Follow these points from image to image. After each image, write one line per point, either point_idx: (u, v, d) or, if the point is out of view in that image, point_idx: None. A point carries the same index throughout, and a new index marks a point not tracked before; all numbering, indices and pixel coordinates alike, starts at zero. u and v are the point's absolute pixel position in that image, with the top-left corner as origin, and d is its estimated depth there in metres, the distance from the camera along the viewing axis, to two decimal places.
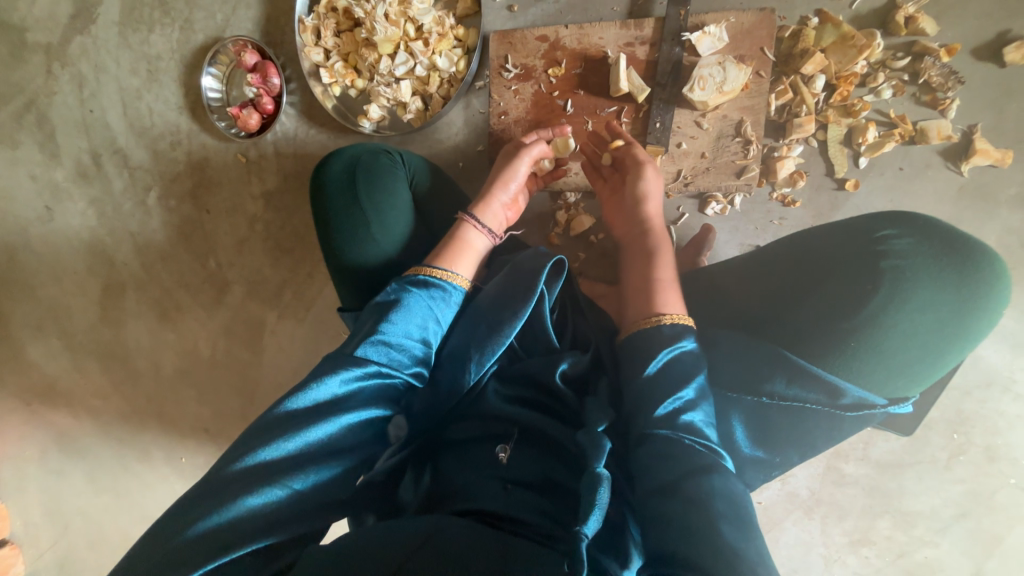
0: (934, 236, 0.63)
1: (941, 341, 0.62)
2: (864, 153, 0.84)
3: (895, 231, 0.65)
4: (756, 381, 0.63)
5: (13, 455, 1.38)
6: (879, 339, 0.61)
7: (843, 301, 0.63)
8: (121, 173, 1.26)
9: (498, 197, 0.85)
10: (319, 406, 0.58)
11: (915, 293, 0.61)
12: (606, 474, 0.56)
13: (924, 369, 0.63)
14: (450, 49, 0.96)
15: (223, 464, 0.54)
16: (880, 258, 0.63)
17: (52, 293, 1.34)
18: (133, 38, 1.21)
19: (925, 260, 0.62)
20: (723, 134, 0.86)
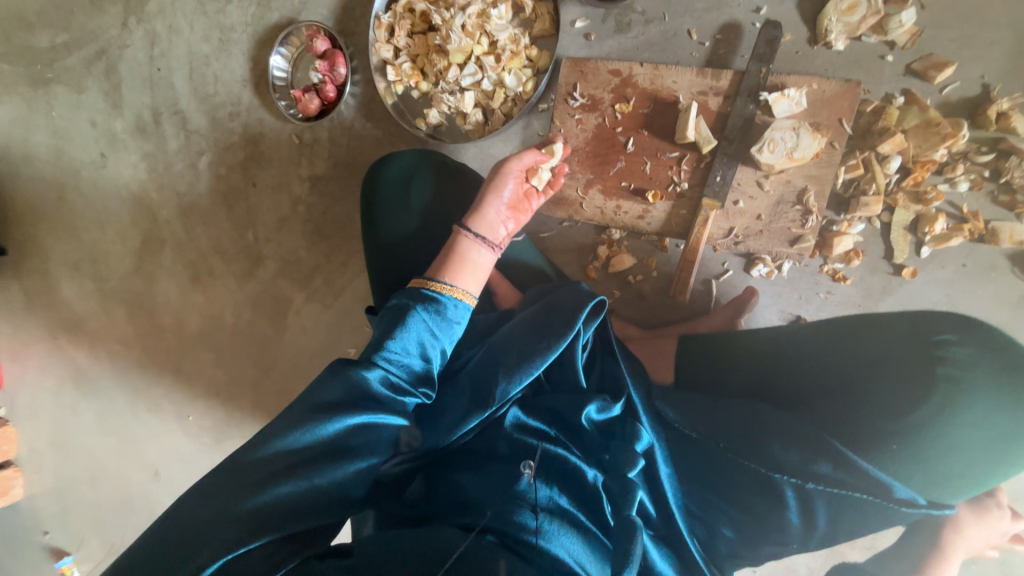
0: (995, 354, 0.64)
1: (973, 454, 0.63)
2: (928, 243, 0.81)
3: (955, 337, 0.66)
4: (804, 469, 0.60)
5: (31, 383, 1.43)
6: (923, 444, 0.62)
7: (893, 401, 0.63)
8: (177, 133, 1.29)
9: (491, 204, 0.82)
10: (341, 401, 0.59)
11: (962, 404, 0.62)
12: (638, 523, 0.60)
13: (952, 480, 0.63)
14: (520, 68, 0.95)
15: (249, 447, 0.55)
16: (937, 364, 0.63)
17: (94, 237, 1.38)
18: (210, 5, 1.22)
19: (977, 374, 0.62)
20: (783, 199, 0.84)
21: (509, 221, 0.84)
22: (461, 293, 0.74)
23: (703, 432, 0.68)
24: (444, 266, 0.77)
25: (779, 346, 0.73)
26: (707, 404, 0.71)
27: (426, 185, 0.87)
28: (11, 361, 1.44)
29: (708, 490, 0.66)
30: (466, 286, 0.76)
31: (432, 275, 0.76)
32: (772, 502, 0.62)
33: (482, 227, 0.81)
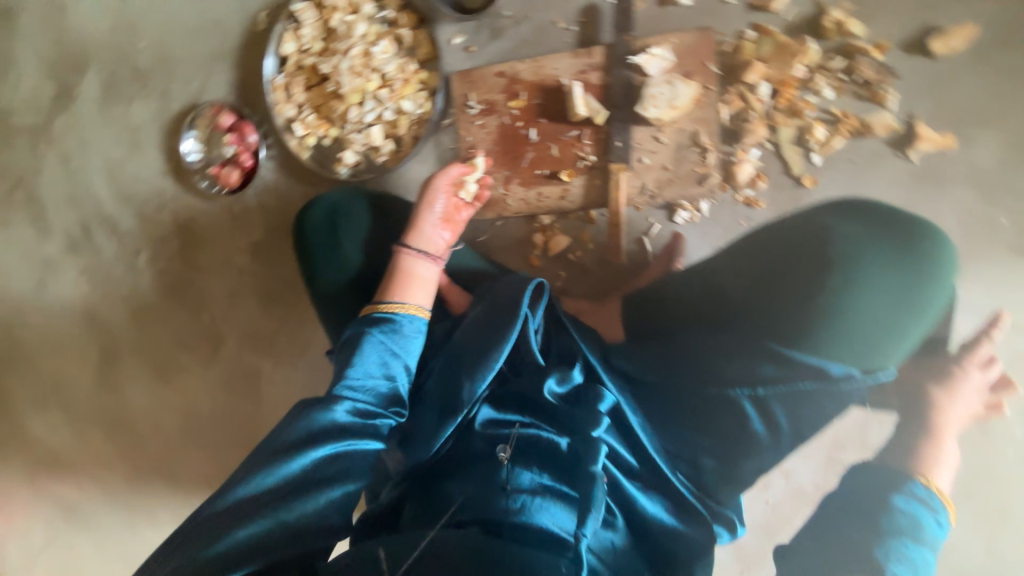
0: (873, 221, 0.72)
1: (894, 316, 0.68)
2: (816, 150, 0.88)
3: (840, 222, 0.73)
4: (748, 378, 0.66)
5: (19, 531, 1.37)
6: (844, 317, 0.67)
7: (804, 290, 0.69)
8: (111, 239, 1.29)
9: (425, 220, 0.88)
10: (304, 436, 0.61)
11: (865, 274, 0.68)
12: (601, 475, 0.62)
13: (887, 340, 0.68)
14: (415, 93, 1.01)
15: (213, 498, 0.56)
16: (831, 248, 0.70)
17: (50, 364, 1.35)
18: (114, 111, 1.25)
19: (868, 244, 0.69)
20: (681, 145, 0.90)
21: (445, 231, 0.90)
22: (417, 309, 0.80)
23: (658, 373, 0.72)
24: (390, 285, 0.82)
25: (710, 283, 0.78)
26: (656, 348, 0.75)
27: (354, 219, 0.90)
28: None
29: (681, 428, 0.69)
30: (417, 300, 0.81)
31: (381, 296, 0.81)
32: (737, 417, 0.66)
33: (420, 241, 0.86)
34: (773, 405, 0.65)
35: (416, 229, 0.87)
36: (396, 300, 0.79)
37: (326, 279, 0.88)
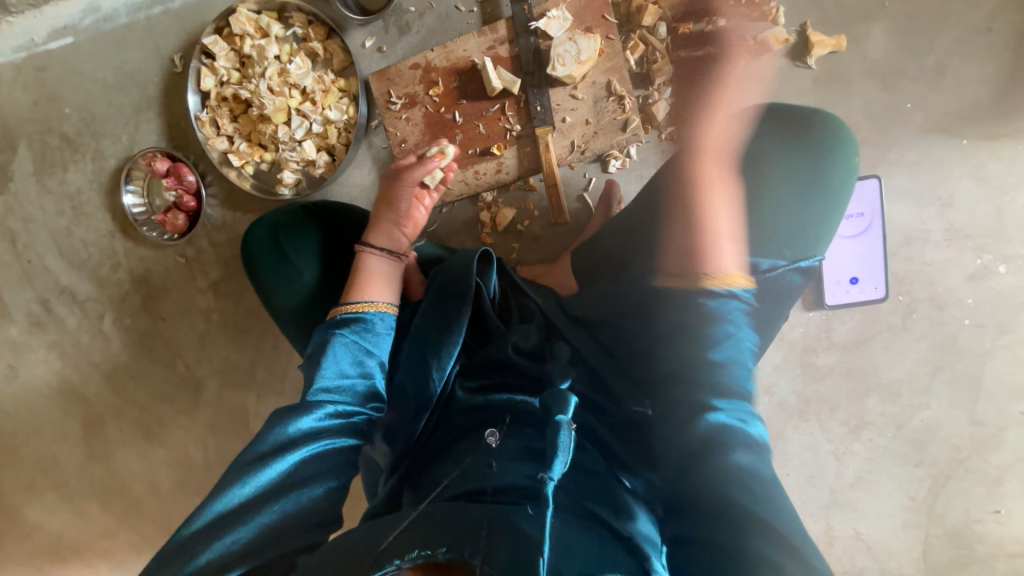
0: (774, 119, 0.71)
1: (809, 205, 0.68)
2: (723, 76, 0.92)
3: (748, 125, 0.72)
4: (642, 287, 0.66)
5: None
6: (759, 216, 0.67)
7: (723, 196, 0.68)
8: (72, 310, 1.28)
9: (391, 217, 0.85)
10: (276, 446, 0.58)
11: (771, 171, 0.68)
12: (564, 421, 0.58)
13: (803, 231, 0.68)
14: (337, 101, 1.04)
15: (185, 521, 0.53)
16: (738, 152, 0.70)
17: (34, 448, 1.31)
18: (50, 182, 1.26)
19: (768, 143, 0.69)
20: (598, 98, 0.93)
21: (409, 226, 0.87)
22: (388, 308, 0.76)
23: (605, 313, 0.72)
24: (353, 287, 0.78)
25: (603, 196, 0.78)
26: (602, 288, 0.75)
27: (299, 232, 0.89)
28: None
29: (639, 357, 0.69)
30: (386, 299, 0.78)
31: (346, 297, 0.77)
32: None
33: (383, 240, 0.84)
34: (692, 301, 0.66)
35: (376, 228, 0.85)
36: (356, 300, 0.75)
37: (281, 297, 0.87)
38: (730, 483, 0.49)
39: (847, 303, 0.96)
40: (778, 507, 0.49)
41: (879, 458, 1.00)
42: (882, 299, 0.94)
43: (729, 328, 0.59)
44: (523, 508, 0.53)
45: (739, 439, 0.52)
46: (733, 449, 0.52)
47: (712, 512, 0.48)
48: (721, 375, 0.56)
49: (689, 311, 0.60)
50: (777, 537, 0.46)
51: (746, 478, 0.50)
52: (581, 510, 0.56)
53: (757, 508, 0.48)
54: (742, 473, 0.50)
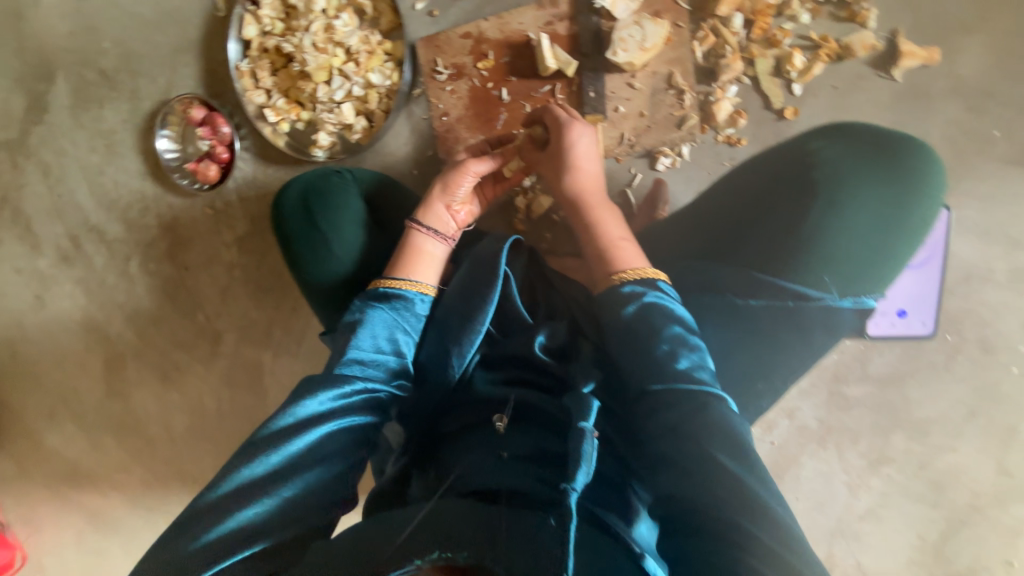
0: (859, 140, 0.64)
1: (887, 237, 0.60)
2: (796, 80, 0.87)
3: (824, 141, 0.65)
4: (615, 304, 0.64)
5: (50, 544, 1.35)
6: (829, 245, 0.60)
7: (787, 220, 0.63)
8: (99, 249, 1.28)
9: (438, 198, 0.83)
10: (299, 420, 0.58)
11: (847, 196, 0.61)
12: (589, 429, 0.56)
13: (878, 266, 0.60)
14: (382, 64, 1.00)
15: (209, 487, 0.53)
16: (811, 170, 0.63)
17: (56, 377, 1.33)
18: (85, 117, 1.25)
19: (852, 164, 0.62)
20: (656, 89, 0.88)
21: (459, 212, 0.85)
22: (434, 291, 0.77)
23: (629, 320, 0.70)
24: (399, 262, 0.78)
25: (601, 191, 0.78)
26: None
27: (330, 198, 0.87)
28: (24, 528, 1.35)
29: None
30: (431, 280, 0.78)
31: (389, 272, 0.77)
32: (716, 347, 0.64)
33: (434, 221, 0.82)
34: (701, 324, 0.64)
35: (427, 207, 0.83)
36: (401, 277, 0.75)
37: (311, 265, 0.84)
38: (731, 504, 0.49)
39: (892, 335, 0.91)
40: (757, 506, 0.49)
41: (895, 494, 0.97)
42: (928, 336, 0.91)
43: (672, 344, 0.60)
44: (543, 519, 0.46)
45: (701, 445, 0.53)
46: (698, 456, 0.52)
47: (689, 527, 0.49)
48: (673, 387, 0.57)
49: (634, 330, 0.61)
50: (756, 542, 0.46)
51: (716, 484, 0.50)
52: (590, 514, 0.52)
53: (730, 513, 0.48)
54: (711, 479, 0.50)
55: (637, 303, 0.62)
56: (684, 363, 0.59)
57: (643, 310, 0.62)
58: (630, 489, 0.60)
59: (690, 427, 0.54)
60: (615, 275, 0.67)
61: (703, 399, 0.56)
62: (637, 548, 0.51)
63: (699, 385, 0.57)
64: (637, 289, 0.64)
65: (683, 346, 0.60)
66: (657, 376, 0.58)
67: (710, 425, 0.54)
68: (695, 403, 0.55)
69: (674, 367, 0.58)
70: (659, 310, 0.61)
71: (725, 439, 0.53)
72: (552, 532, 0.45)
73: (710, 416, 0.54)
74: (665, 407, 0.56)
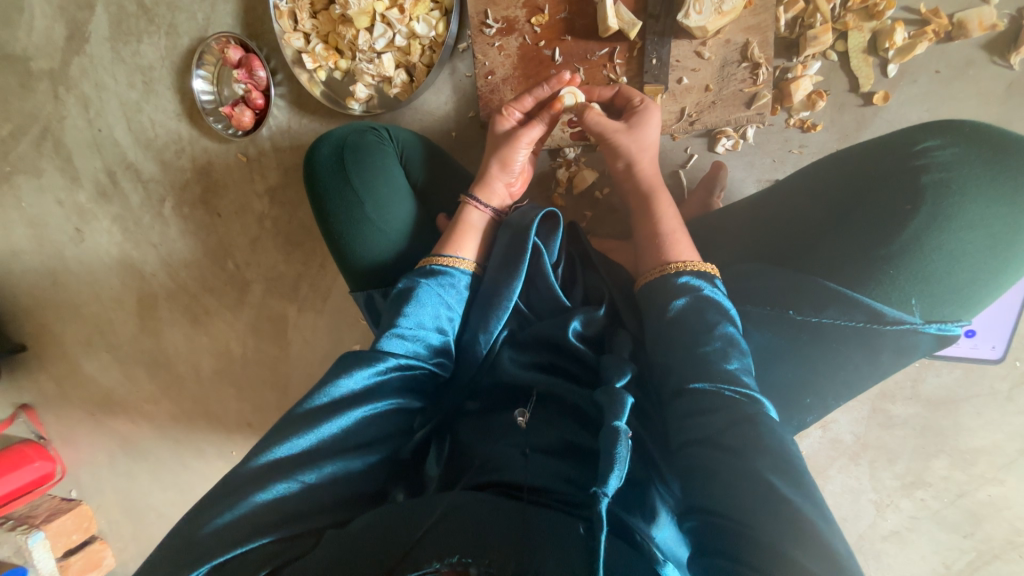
0: (984, 144, 0.55)
1: (992, 261, 0.54)
2: (893, 59, 0.78)
3: (938, 141, 0.57)
4: (665, 294, 0.60)
5: (87, 461, 1.43)
6: (921, 262, 0.54)
7: (877, 227, 0.56)
8: (136, 188, 1.28)
9: (498, 176, 0.80)
10: (333, 401, 0.57)
11: (959, 208, 0.54)
12: (623, 430, 0.53)
13: (971, 291, 0.54)
14: (427, 13, 0.92)
15: (240, 462, 0.53)
16: (921, 173, 0.55)
17: (94, 309, 1.37)
18: (125, 51, 1.22)
19: (972, 172, 0.54)
20: (727, 61, 0.80)
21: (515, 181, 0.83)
22: (476, 268, 0.75)
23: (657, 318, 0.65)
24: (447, 240, 0.76)
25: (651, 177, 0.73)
26: None
27: (360, 154, 0.83)
28: (64, 446, 1.44)
29: None
30: (474, 256, 0.76)
31: (438, 250, 0.75)
32: (767, 356, 0.59)
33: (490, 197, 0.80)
34: (746, 332, 0.60)
35: (482, 183, 0.81)
36: (446, 254, 0.74)
37: (343, 231, 0.81)
38: (782, 533, 0.43)
39: (954, 356, 0.84)
40: (812, 538, 0.43)
41: (924, 519, 0.92)
42: (996, 360, 0.83)
43: (722, 343, 0.56)
44: (573, 526, 0.46)
45: (747, 461, 0.48)
46: (746, 472, 0.47)
47: (726, 551, 0.44)
48: (720, 390, 0.53)
49: (680, 323, 0.58)
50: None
51: (763, 506, 0.45)
52: (616, 522, 0.51)
53: (781, 542, 0.43)
54: (758, 499, 0.46)
55: (690, 295, 0.58)
56: (733, 365, 0.54)
57: (692, 305, 0.58)
58: (653, 489, 0.58)
59: (736, 438, 0.49)
60: (667, 265, 0.63)
61: (751, 410, 0.51)
62: (657, 553, 0.51)
63: (748, 392, 0.52)
64: (693, 281, 0.60)
65: (734, 348, 0.56)
66: (703, 375, 0.54)
67: (758, 439, 0.49)
68: (742, 414, 0.51)
69: (722, 367, 0.54)
70: (714, 307, 0.57)
71: (777, 458, 0.48)
72: (582, 540, 0.45)
73: (761, 431, 0.50)
74: (710, 412, 0.52)
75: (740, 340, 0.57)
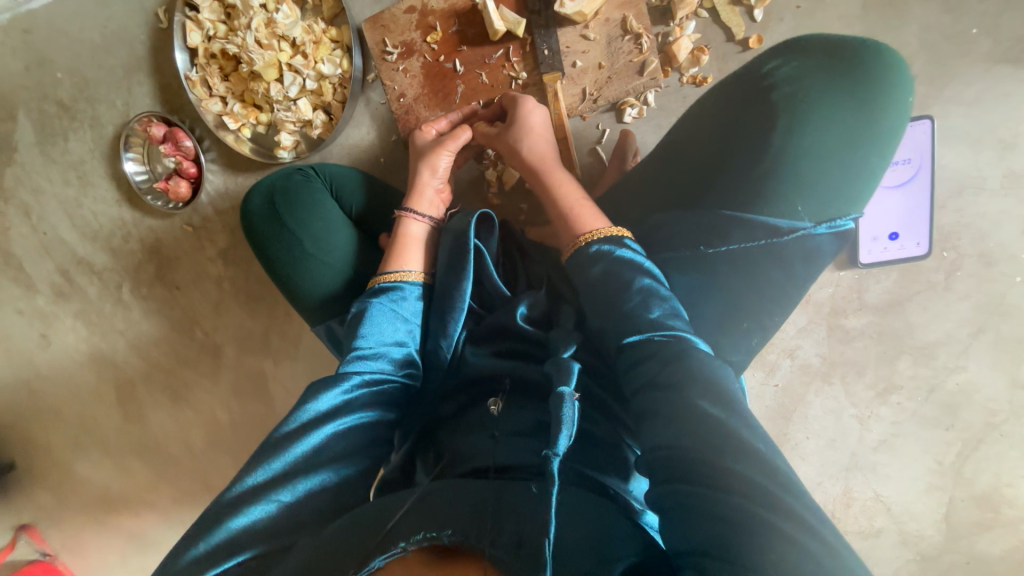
0: (819, 53, 0.61)
1: (857, 154, 0.59)
2: (757, 4, 0.84)
3: (781, 60, 0.63)
4: (583, 264, 0.64)
5: (97, 566, 1.40)
6: (795, 171, 0.59)
7: (749, 149, 0.61)
8: (91, 280, 1.29)
9: (428, 181, 0.84)
10: (304, 423, 0.59)
11: (812, 116, 0.59)
12: (567, 392, 0.56)
13: (849, 185, 0.59)
14: (330, 53, 0.98)
15: (217, 493, 0.55)
16: (771, 92, 0.61)
17: (73, 410, 1.36)
18: (54, 152, 1.25)
19: (813, 81, 0.60)
20: (612, 37, 0.85)
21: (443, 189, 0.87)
22: (425, 278, 0.78)
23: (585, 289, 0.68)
24: (391, 256, 0.79)
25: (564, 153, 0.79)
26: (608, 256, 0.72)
27: (296, 196, 0.86)
28: (70, 555, 1.40)
29: None
30: (421, 266, 0.78)
31: (383, 268, 0.78)
32: (698, 293, 0.62)
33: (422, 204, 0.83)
34: (671, 277, 0.63)
35: (414, 194, 0.84)
36: (393, 270, 0.76)
37: (292, 272, 0.84)
38: (718, 446, 0.46)
39: (886, 262, 0.90)
40: (746, 447, 0.46)
41: (907, 422, 0.95)
42: (926, 255, 0.89)
43: (644, 295, 0.59)
44: (526, 487, 0.48)
45: (683, 392, 0.51)
46: (681, 404, 0.50)
47: (676, 476, 0.46)
48: (651, 335, 0.56)
49: (607, 284, 0.61)
50: (750, 486, 0.44)
51: (703, 430, 0.48)
52: (583, 478, 0.53)
53: (718, 457, 0.46)
54: (696, 423, 0.48)
55: (603, 262, 0.62)
56: (656, 313, 0.57)
57: (609, 268, 0.62)
58: (623, 446, 0.60)
59: (670, 375, 0.52)
60: (577, 240, 0.66)
61: (681, 347, 0.54)
62: (636, 504, 0.54)
63: (674, 332, 0.56)
64: (602, 250, 0.63)
65: (655, 297, 0.59)
66: (633, 326, 0.57)
67: (692, 371, 0.52)
68: (674, 352, 0.54)
69: (647, 318, 0.57)
70: (628, 266, 0.61)
71: (709, 384, 0.51)
72: (534, 497, 0.46)
73: (691, 364, 0.53)
74: (644, 359, 0.55)
75: (663, 286, 0.60)
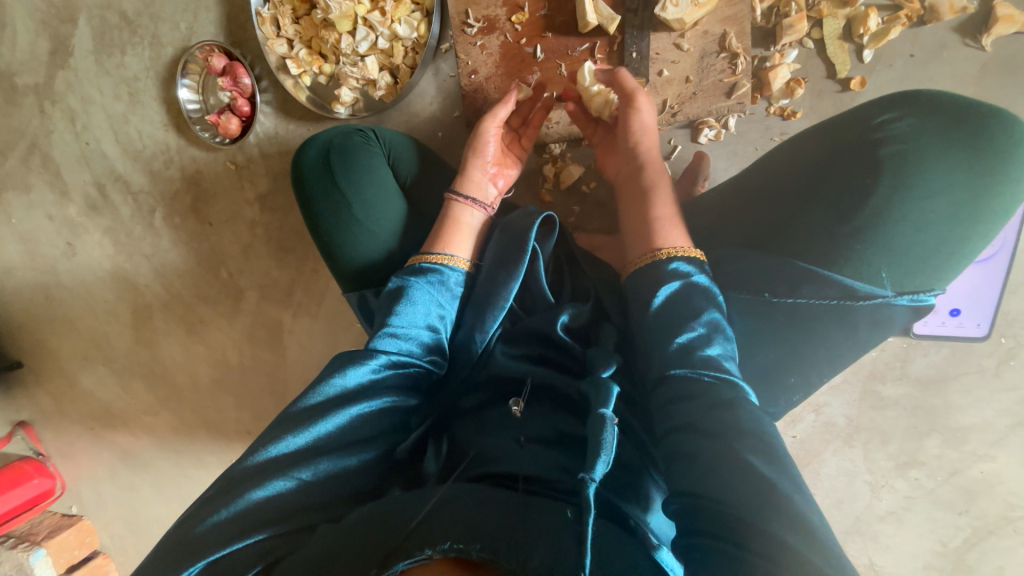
0: (941, 113, 0.56)
1: (958, 229, 0.55)
2: (868, 45, 0.79)
3: (895, 113, 0.58)
4: (642, 287, 0.61)
5: (87, 476, 1.43)
6: (887, 235, 0.55)
7: (842, 203, 0.57)
8: (126, 200, 1.28)
9: (475, 163, 0.81)
10: (330, 399, 0.58)
11: (920, 179, 0.55)
12: (609, 417, 0.54)
13: (941, 260, 0.56)
14: (408, 15, 0.93)
15: (237, 460, 0.54)
16: (879, 147, 0.56)
17: (89, 323, 1.37)
18: (109, 63, 1.22)
19: (927, 142, 0.55)
20: (706, 52, 0.81)
21: (497, 177, 0.84)
22: (470, 266, 0.76)
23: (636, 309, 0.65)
24: (437, 236, 0.77)
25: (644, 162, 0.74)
26: None
27: (350, 155, 0.83)
28: (63, 461, 1.43)
29: None
30: (467, 253, 0.77)
31: (427, 246, 0.76)
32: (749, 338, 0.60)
33: (472, 188, 0.81)
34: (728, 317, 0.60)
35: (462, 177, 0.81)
36: (439, 251, 0.74)
37: (333, 233, 0.82)
38: (762, 506, 0.45)
39: (940, 335, 0.86)
40: (791, 513, 0.45)
41: (920, 498, 0.93)
42: (982, 338, 0.86)
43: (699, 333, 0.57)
44: (562, 510, 0.47)
45: (726, 443, 0.49)
46: (724, 454, 0.48)
47: (710, 530, 0.45)
48: (701, 375, 0.54)
49: (660, 316, 0.59)
50: (793, 555, 0.42)
51: (745, 487, 0.46)
52: (608, 506, 0.52)
53: (758, 517, 0.44)
54: (738, 478, 0.47)
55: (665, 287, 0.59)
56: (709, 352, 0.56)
57: (668, 297, 0.59)
58: (646, 477, 0.59)
59: (715, 422, 0.50)
60: (656, 251, 0.63)
61: (731, 396, 0.52)
62: (653, 537, 0.53)
63: (724, 377, 0.54)
64: (683, 266, 0.61)
65: (718, 333, 0.57)
66: (680, 362, 0.55)
67: (738, 423, 0.50)
68: (721, 399, 0.52)
69: (698, 356, 0.55)
70: (688, 297, 0.58)
71: (754, 439, 0.49)
72: (568, 524, 0.45)
73: (736, 414, 0.51)
74: (683, 399, 0.53)
75: (720, 326, 0.58)
